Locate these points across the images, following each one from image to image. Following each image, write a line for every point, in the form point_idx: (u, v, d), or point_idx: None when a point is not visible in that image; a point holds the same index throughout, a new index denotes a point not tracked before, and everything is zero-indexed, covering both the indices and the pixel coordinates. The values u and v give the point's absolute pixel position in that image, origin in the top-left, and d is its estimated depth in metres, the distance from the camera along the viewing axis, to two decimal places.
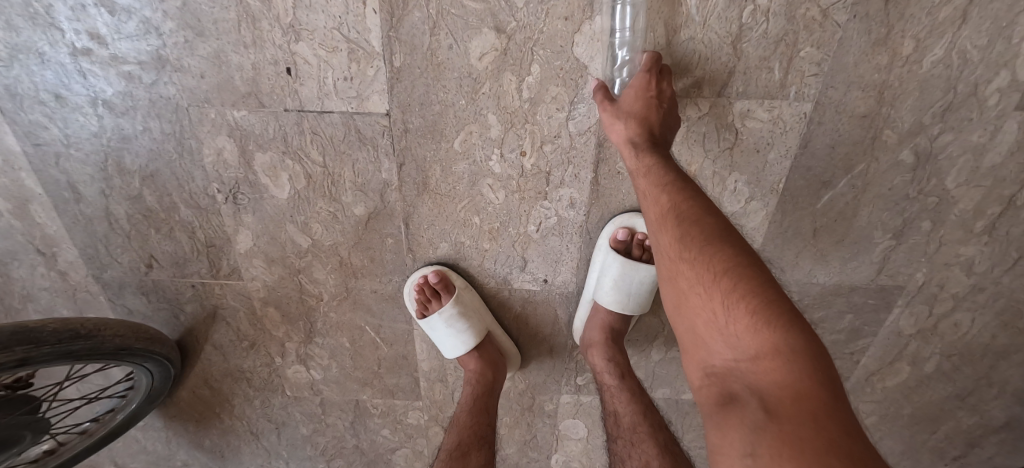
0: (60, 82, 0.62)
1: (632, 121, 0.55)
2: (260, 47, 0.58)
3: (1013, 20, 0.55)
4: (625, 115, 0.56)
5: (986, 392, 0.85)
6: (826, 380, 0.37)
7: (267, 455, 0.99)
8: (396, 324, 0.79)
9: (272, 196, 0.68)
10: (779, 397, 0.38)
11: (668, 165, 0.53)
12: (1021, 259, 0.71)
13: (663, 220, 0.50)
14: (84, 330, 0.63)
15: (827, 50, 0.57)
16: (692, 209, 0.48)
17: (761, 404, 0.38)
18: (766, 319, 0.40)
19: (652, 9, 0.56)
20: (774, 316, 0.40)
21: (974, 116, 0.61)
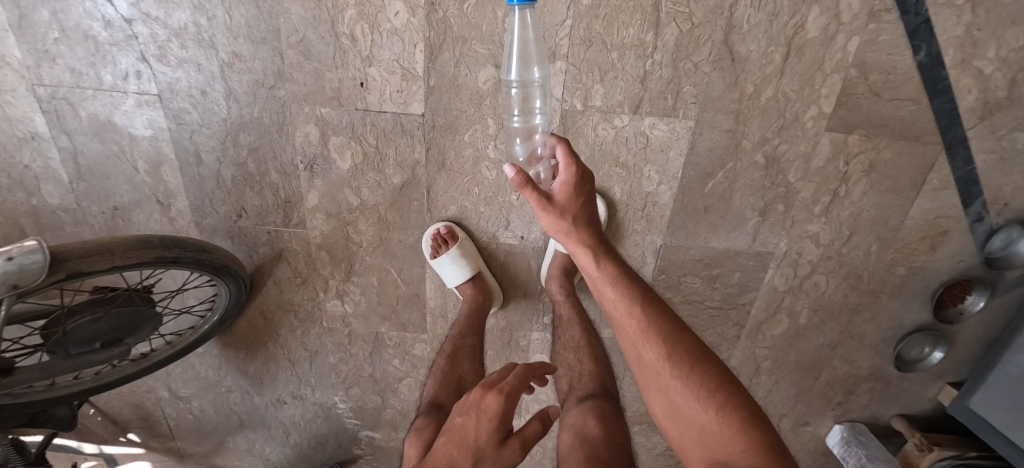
0: (207, 83, 0.94)
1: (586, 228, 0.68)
2: (345, 68, 0.91)
3: (814, 76, 0.90)
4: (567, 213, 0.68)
5: (844, 342, 1.16)
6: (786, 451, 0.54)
7: (300, 380, 1.26)
8: (414, 268, 1.09)
9: (338, 167, 0.99)
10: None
11: (620, 268, 0.68)
12: (851, 237, 1.04)
13: (644, 335, 0.63)
14: (208, 247, 0.92)
15: (702, 87, 0.91)
16: (667, 327, 0.63)
17: None
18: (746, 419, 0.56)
19: (593, 58, 0.89)
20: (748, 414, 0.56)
21: (800, 134, 0.94)
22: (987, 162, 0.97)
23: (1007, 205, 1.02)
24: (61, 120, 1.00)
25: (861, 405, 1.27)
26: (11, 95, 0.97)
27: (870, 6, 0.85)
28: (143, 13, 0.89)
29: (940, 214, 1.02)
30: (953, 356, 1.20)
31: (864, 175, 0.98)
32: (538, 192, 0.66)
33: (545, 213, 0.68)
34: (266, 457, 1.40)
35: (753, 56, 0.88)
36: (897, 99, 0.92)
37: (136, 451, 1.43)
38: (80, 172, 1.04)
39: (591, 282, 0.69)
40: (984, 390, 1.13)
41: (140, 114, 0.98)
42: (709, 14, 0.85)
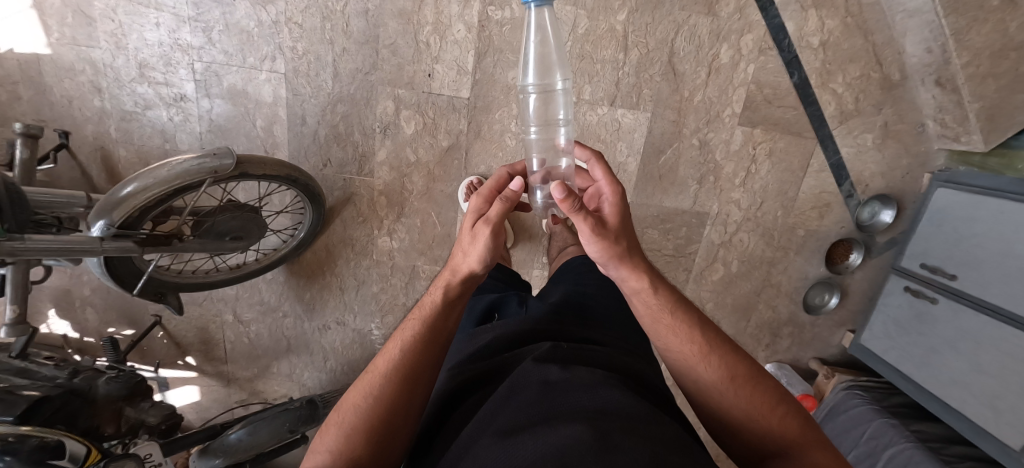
0: (321, 68, 1.35)
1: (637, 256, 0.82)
2: (419, 64, 1.35)
3: (731, 87, 1.36)
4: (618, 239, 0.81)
5: (764, 289, 1.56)
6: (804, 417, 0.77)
7: (346, 307, 1.58)
8: (449, 212, 1.48)
9: (405, 132, 1.41)
10: (799, 445, 0.74)
11: (673, 296, 0.83)
12: (763, 203, 1.47)
13: (702, 355, 0.79)
14: (311, 180, 1.31)
15: (657, 91, 1.37)
16: (715, 344, 0.81)
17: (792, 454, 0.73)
18: (781, 410, 0.76)
19: (586, 66, 1.35)
20: (782, 403, 0.77)
21: (723, 126, 1.40)
22: (849, 154, 1.43)
23: (868, 186, 1.46)
24: (208, 87, 1.38)
25: (784, 348, 1.63)
26: (178, 68, 1.36)
27: (760, 45, 1.33)
28: (285, 18, 1.31)
29: (823, 190, 1.46)
30: (848, 306, 1.59)
31: (768, 157, 1.43)
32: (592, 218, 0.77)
33: (603, 236, 0.79)
34: (303, 382, 1.67)
35: (688, 72, 1.35)
36: (784, 106, 1.38)
37: (189, 375, 1.68)
38: (213, 129, 1.41)
39: (644, 304, 0.83)
40: (869, 331, 1.53)
41: (267, 85, 1.37)
42: (661, 43, 1.33)
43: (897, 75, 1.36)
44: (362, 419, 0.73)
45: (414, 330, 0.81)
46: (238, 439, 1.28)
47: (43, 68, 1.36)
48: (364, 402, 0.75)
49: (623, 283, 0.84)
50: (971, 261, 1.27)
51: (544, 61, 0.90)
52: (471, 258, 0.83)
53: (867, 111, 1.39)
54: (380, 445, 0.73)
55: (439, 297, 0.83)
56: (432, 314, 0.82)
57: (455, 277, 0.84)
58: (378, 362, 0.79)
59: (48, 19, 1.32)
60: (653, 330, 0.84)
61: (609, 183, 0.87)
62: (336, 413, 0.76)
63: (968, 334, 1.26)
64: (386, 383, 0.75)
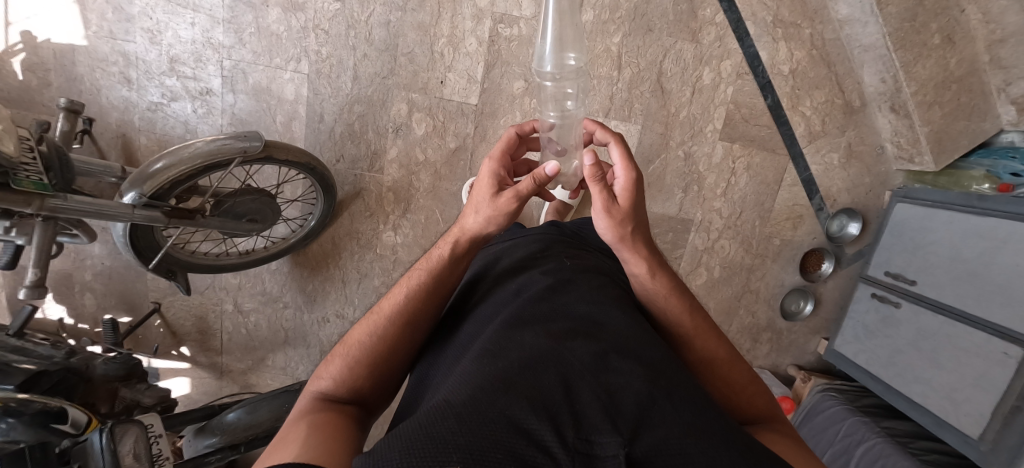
0: (341, 70, 1.46)
1: (641, 233, 0.87)
2: (433, 71, 1.48)
3: (713, 106, 1.52)
4: (625, 216, 0.83)
5: (743, 294, 1.67)
6: (770, 396, 0.89)
7: (347, 299, 1.63)
8: (453, 210, 1.57)
9: (415, 133, 1.52)
10: (767, 417, 0.85)
11: (675, 281, 0.91)
12: (741, 213, 1.60)
13: (693, 332, 0.89)
14: (326, 175, 1.39)
15: (647, 107, 1.51)
16: (704, 324, 0.91)
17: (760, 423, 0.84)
18: (753, 387, 0.88)
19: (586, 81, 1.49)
20: (753, 381, 0.88)
21: (706, 141, 1.55)
22: (818, 171, 1.59)
23: (836, 201, 1.61)
24: (234, 83, 1.45)
25: (763, 354, 1.73)
26: (207, 64, 1.43)
27: (738, 70, 1.49)
28: (312, 25, 1.43)
29: (796, 203, 1.60)
30: (821, 314, 1.72)
31: (746, 171, 1.57)
32: (605, 195, 0.81)
33: (612, 215, 0.82)
34: (298, 375, 1.69)
35: (675, 90, 1.50)
36: (759, 125, 1.54)
37: (181, 367, 1.67)
38: (234, 123, 1.48)
39: (643, 286, 0.90)
40: (841, 337, 1.64)
41: (290, 84, 1.47)
42: (653, 64, 1.48)
43: (858, 102, 1.54)
44: (369, 352, 0.81)
45: (420, 279, 0.86)
46: (237, 417, 1.31)
47: (77, 58, 1.40)
48: (368, 339, 0.82)
49: (627, 264, 0.89)
50: (928, 266, 1.39)
51: (560, 41, 0.83)
52: (481, 217, 0.86)
53: (832, 132, 1.56)
54: (381, 368, 0.81)
55: (447, 251, 0.88)
56: (439, 265, 0.87)
57: (463, 235, 0.88)
58: (383, 304, 0.85)
59: (89, 13, 1.38)
60: (650, 308, 0.92)
61: (624, 167, 0.83)
62: (343, 345, 0.84)
63: (928, 333, 1.37)
64: (390, 326, 0.82)
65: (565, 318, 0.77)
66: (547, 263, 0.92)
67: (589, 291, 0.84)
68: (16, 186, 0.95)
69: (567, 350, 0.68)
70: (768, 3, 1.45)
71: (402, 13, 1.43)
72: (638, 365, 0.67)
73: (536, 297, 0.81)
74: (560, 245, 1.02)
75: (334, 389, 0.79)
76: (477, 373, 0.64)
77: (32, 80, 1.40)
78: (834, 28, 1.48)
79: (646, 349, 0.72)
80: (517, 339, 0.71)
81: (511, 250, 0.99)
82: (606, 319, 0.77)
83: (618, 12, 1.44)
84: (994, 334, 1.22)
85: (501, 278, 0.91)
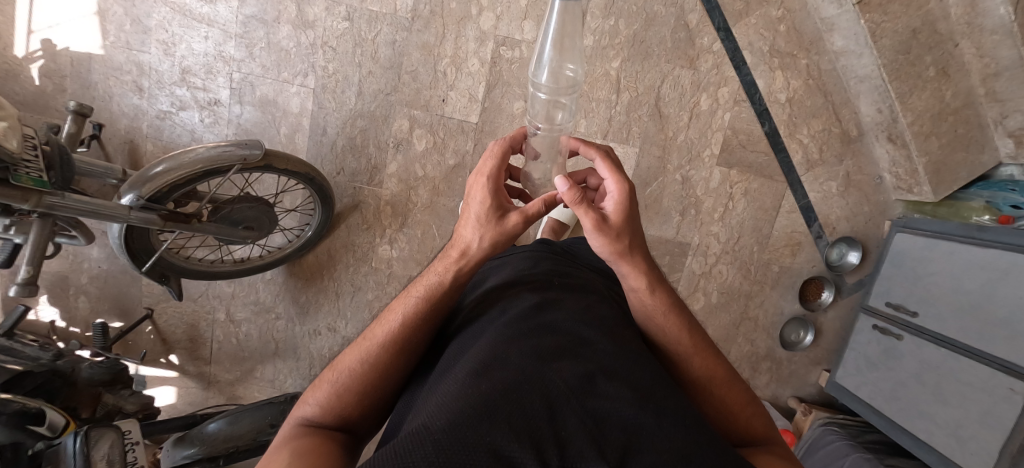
0: (346, 86, 1.50)
1: (643, 256, 0.84)
2: (435, 89, 1.51)
3: (711, 131, 1.54)
4: (620, 235, 0.81)
5: (742, 322, 1.64)
6: (767, 418, 0.86)
7: (339, 312, 1.62)
8: (449, 227, 1.57)
9: (415, 149, 1.54)
10: (765, 440, 0.82)
11: (674, 299, 0.88)
12: (739, 239, 1.60)
13: (693, 352, 0.87)
14: (326, 188, 1.41)
15: (646, 130, 1.53)
16: (703, 344, 0.88)
17: (759, 446, 0.81)
18: (751, 407, 0.85)
19: (586, 101, 1.51)
20: (752, 401, 0.85)
21: (702, 165, 1.55)
22: (817, 198, 1.59)
23: (835, 229, 1.61)
24: (242, 95, 1.50)
25: (763, 385, 1.69)
26: (217, 76, 1.48)
27: (734, 97, 1.52)
28: (321, 42, 1.48)
29: (794, 229, 1.60)
30: (822, 345, 1.68)
31: (743, 196, 1.57)
32: (595, 215, 0.78)
33: (606, 233, 0.80)
34: (285, 389, 1.66)
35: (673, 115, 1.52)
36: (756, 151, 1.55)
37: (169, 375, 1.66)
38: (239, 132, 1.51)
39: (641, 303, 0.87)
40: (843, 368, 1.60)
41: (296, 97, 1.51)
42: (651, 88, 1.51)
43: (855, 131, 1.55)
44: (356, 379, 0.77)
45: (414, 305, 0.82)
46: (218, 428, 1.28)
47: (93, 66, 1.45)
48: (357, 366, 0.79)
49: (624, 279, 0.86)
50: (929, 298, 1.36)
51: (558, 54, 0.82)
52: (485, 242, 0.83)
53: (830, 161, 1.57)
54: (371, 393, 0.78)
55: (447, 277, 0.84)
56: (435, 291, 0.83)
57: (466, 261, 0.84)
58: (375, 331, 0.81)
59: (108, 24, 1.44)
60: (645, 325, 0.90)
61: (615, 180, 0.82)
62: (330, 371, 0.80)
63: (931, 366, 1.33)
64: (382, 352, 0.79)
65: (551, 335, 0.75)
66: (535, 281, 0.90)
67: (578, 311, 0.83)
68: (15, 182, 0.96)
69: (551, 372, 0.67)
70: (764, 34, 1.48)
71: (408, 33, 1.48)
72: (625, 388, 0.67)
73: (523, 315, 0.80)
74: (550, 262, 1.00)
75: (318, 416, 0.75)
76: (459, 394, 0.63)
77: (48, 86, 1.46)
78: (830, 59, 1.50)
79: (635, 372, 0.71)
80: (502, 356, 0.69)
81: (500, 268, 0.98)
82: (593, 339, 0.76)
83: (616, 38, 1.48)
84: (1000, 369, 1.18)
85: (491, 295, 0.89)
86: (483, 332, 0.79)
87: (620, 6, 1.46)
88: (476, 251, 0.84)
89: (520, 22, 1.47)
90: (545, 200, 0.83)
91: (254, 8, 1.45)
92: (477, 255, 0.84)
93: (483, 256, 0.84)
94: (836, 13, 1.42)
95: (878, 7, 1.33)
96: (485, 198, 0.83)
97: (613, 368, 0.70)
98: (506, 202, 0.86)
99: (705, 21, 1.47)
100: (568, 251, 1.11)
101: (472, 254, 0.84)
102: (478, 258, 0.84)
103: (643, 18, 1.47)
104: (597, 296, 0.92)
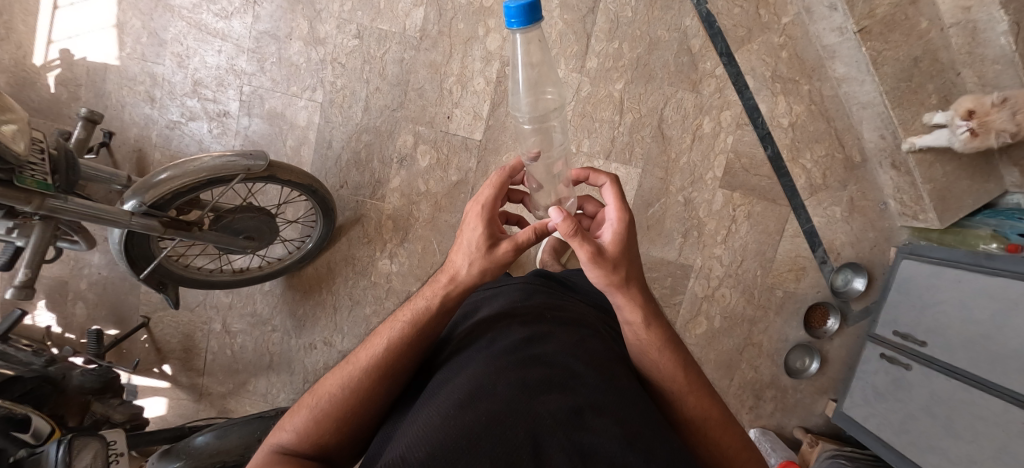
0: (353, 101, 1.53)
1: (642, 287, 0.82)
2: (440, 106, 1.53)
3: (714, 153, 1.54)
4: (619, 264, 0.78)
5: (745, 348, 1.61)
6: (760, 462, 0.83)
7: (336, 326, 1.60)
8: (450, 243, 1.57)
9: (418, 164, 1.55)
10: None
11: (671, 336, 0.85)
12: (742, 263, 1.58)
13: (688, 392, 0.83)
14: (328, 202, 1.41)
15: (649, 151, 1.53)
16: (698, 383, 0.85)
17: None
18: (743, 450, 0.82)
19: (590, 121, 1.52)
20: (745, 446, 0.83)
21: (704, 187, 1.55)
22: (821, 223, 1.58)
23: (840, 254, 1.59)
24: (251, 107, 1.52)
25: (768, 413, 1.64)
26: (228, 89, 1.51)
27: (737, 120, 1.53)
28: (330, 58, 1.51)
29: (798, 254, 1.59)
30: (828, 374, 1.64)
31: (747, 219, 1.56)
32: (591, 247, 0.75)
33: (602, 265, 0.77)
34: (277, 403, 1.63)
35: (676, 137, 1.53)
36: (759, 175, 1.55)
37: (161, 385, 1.63)
38: (246, 144, 1.53)
39: (636, 337, 0.84)
40: (850, 399, 1.55)
41: (304, 111, 1.53)
42: (654, 110, 1.52)
43: (859, 157, 1.55)
44: (336, 405, 0.75)
45: (400, 331, 0.80)
46: (205, 442, 1.25)
47: (108, 75, 1.49)
48: (338, 391, 0.76)
49: (619, 311, 0.83)
50: (939, 328, 1.32)
51: (536, 82, 0.80)
52: (475, 269, 0.81)
53: (833, 186, 1.57)
54: (350, 421, 0.75)
55: (434, 302, 0.82)
56: (422, 316, 0.81)
57: (455, 287, 0.82)
58: (359, 355, 0.79)
59: (125, 36, 1.48)
60: (640, 361, 0.86)
61: (618, 209, 0.81)
62: (311, 395, 0.78)
63: (942, 400, 1.29)
64: (365, 378, 0.76)
65: (540, 368, 0.73)
66: (528, 313, 0.87)
67: (569, 343, 0.80)
68: (19, 183, 0.94)
69: (539, 404, 0.65)
70: (766, 59, 1.51)
71: (416, 52, 1.51)
72: (614, 425, 0.65)
73: (512, 347, 0.77)
74: (544, 295, 0.97)
75: (294, 442, 0.73)
76: (442, 426, 0.61)
77: (63, 93, 1.49)
78: (833, 85, 1.51)
79: (625, 408, 0.69)
80: (488, 388, 0.67)
81: (493, 298, 0.94)
82: (583, 372, 0.73)
83: (621, 61, 1.50)
84: (1013, 403, 1.14)
85: (482, 325, 0.86)
86: (472, 363, 0.76)
87: (624, 30, 1.49)
88: (466, 277, 0.82)
89: None
90: (536, 230, 0.79)
91: (268, 25, 1.49)
92: (467, 282, 0.82)
93: (473, 284, 0.82)
94: (838, 41, 1.44)
95: (879, 35, 1.35)
96: (478, 226, 0.81)
97: (603, 403, 0.68)
98: (499, 232, 0.83)
99: (708, 46, 1.50)
100: (564, 282, 1.09)
101: (463, 280, 0.82)
102: (467, 285, 0.82)
103: (647, 42, 1.49)
104: (590, 330, 0.88)
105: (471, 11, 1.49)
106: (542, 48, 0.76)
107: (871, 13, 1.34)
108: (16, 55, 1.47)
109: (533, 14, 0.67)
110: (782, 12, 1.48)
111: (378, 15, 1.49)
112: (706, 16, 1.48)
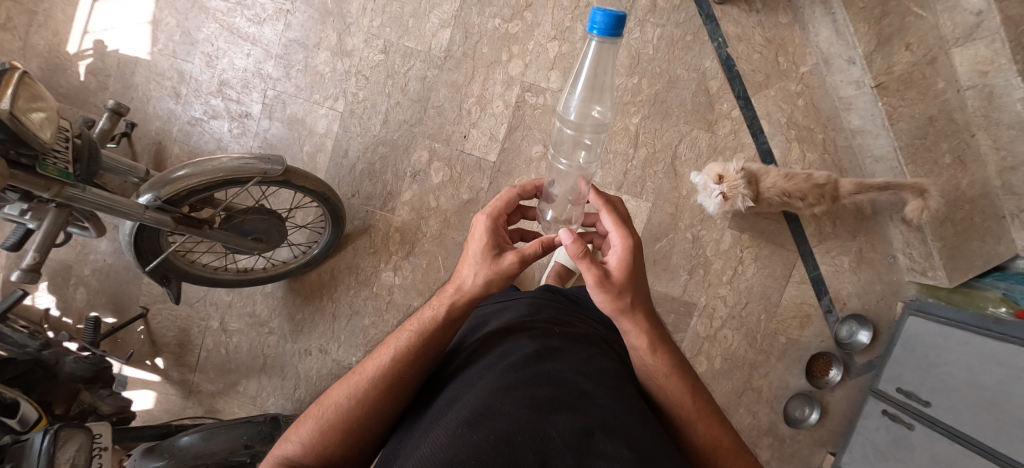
0: (370, 114, 1.55)
1: (648, 315, 0.81)
2: (457, 125, 1.55)
3: None
4: (623, 289, 0.78)
5: (744, 390, 1.58)
6: None
7: (332, 334, 1.59)
8: (455, 260, 1.57)
9: (431, 179, 1.56)
10: None
11: (679, 360, 0.84)
12: (746, 305, 1.57)
13: (698, 418, 0.81)
14: (338, 213, 1.42)
15: (659, 187, 1.54)
16: (709, 409, 0.83)
17: None
18: None
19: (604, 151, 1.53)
20: None
21: (711, 227, 1.55)
22: (828, 271, 1.57)
23: (845, 304, 1.58)
24: (272, 111, 1.55)
25: (764, 461, 1.60)
26: (252, 91, 1.54)
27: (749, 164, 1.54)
28: (355, 70, 1.54)
29: (804, 300, 1.57)
30: (828, 426, 1.61)
31: (753, 261, 1.56)
32: (598, 271, 0.76)
33: (609, 290, 0.77)
34: (266, 408, 1.61)
35: (688, 175, 1.54)
36: (769, 218, 1.55)
37: (151, 379, 1.62)
38: (264, 146, 1.55)
39: (643, 362, 0.83)
40: (849, 454, 1.52)
41: (324, 119, 1.55)
42: (666, 147, 1.53)
43: (870, 209, 1.55)
44: (342, 417, 0.74)
45: (406, 341, 0.80)
46: (190, 443, 1.22)
47: (137, 69, 1.53)
48: (344, 402, 0.76)
49: (626, 335, 0.82)
50: (943, 389, 1.29)
51: (594, 91, 0.80)
52: (480, 280, 0.80)
53: (842, 235, 1.56)
54: (356, 434, 0.74)
55: (440, 313, 0.81)
56: (428, 327, 0.80)
57: (460, 299, 0.81)
58: (366, 365, 0.79)
59: (159, 33, 1.52)
60: (647, 385, 0.85)
61: (620, 234, 0.80)
62: (317, 406, 0.77)
63: (944, 464, 1.25)
64: (370, 389, 0.76)
65: (549, 387, 0.71)
66: (535, 328, 0.86)
67: (578, 361, 0.79)
68: (41, 169, 0.94)
69: (549, 425, 0.64)
70: (783, 106, 1.52)
71: (439, 71, 1.54)
72: (625, 447, 0.63)
73: (520, 363, 0.76)
74: (552, 310, 0.96)
75: (300, 454, 0.72)
76: (449, 446, 0.60)
77: (92, 82, 1.52)
78: (847, 136, 1.53)
79: (637, 432, 0.67)
80: (497, 406, 0.67)
81: (500, 313, 0.94)
82: (592, 392, 0.72)
83: (638, 96, 1.52)
84: None
85: (489, 341, 0.85)
86: (479, 380, 0.75)
87: (644, 66, 1.51)
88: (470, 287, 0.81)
89: (547, 71, 1.53)
90: (545, 244, 0.79)
91: (298, 33, 1.53)
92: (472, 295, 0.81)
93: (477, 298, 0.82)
94: (854, 94, 1.46)
95: (896, 91, 1.37)
96: (486, 239, 0.81)
97: (613, 425, 0.67)
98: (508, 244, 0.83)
99: (726, 88, 1.52)
100: (571, 298, 1.09)
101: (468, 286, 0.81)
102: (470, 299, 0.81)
103: (666, 80, 1.52)
104: (598, 348, 0.87)
105: (497, 36, 1.53)
106: (607, 62, 0.77)
107: (888, 69, 1.37)
108: (51, 42, 1.51)
109: (616, 29, 0.69)
110: (801, 62, 1.51)
111: (406, 32, 1.53)
112: (726, 59, 1.51)
